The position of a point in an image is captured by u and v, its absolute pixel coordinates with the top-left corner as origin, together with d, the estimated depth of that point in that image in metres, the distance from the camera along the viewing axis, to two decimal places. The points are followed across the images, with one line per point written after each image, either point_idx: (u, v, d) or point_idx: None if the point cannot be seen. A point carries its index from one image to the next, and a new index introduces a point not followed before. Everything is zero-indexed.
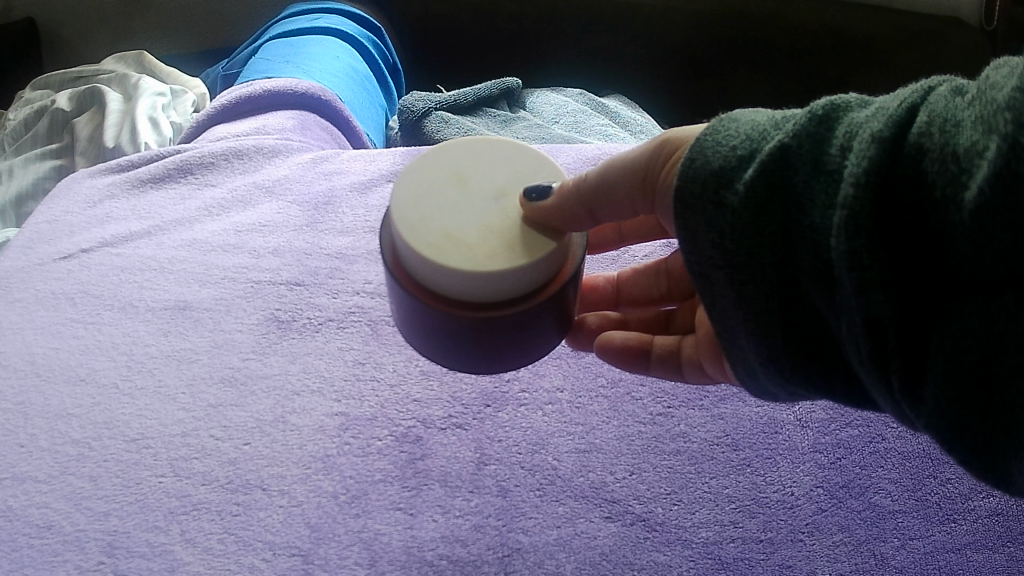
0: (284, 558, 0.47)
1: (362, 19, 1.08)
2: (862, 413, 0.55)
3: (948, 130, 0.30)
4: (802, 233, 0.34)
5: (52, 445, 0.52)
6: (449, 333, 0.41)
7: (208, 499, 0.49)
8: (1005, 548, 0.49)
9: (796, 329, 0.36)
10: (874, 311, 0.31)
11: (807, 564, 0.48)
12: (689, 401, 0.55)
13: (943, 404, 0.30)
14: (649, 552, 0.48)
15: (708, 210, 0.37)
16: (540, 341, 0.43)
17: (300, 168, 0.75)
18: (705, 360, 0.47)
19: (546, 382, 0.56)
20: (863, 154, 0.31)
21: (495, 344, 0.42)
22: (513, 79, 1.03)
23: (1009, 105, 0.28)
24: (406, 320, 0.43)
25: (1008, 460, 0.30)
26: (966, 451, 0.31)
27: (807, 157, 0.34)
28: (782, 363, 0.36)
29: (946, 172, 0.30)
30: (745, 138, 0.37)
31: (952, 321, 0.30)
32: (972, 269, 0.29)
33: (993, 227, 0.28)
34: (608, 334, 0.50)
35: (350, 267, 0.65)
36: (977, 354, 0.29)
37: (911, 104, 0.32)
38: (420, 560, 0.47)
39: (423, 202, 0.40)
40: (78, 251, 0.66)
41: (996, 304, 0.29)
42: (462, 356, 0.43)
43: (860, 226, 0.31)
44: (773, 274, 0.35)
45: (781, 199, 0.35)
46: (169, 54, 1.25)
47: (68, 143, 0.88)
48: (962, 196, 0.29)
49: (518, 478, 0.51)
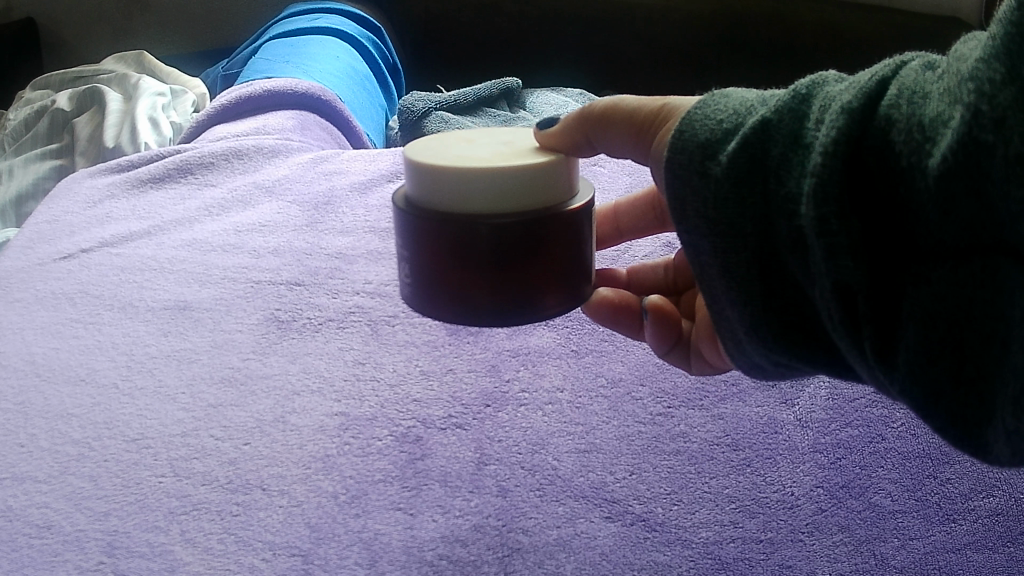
0: (284, 558, 0.45)
1: (363, 19, 1.08)
2: (862, 413, 0.56)
3: (916, 103, 0.30)
4: (778, 203, 0.33)
5: (52, 445, 0.52)
6: (447, 249, 0.38)
7: (208, 499, 0.48)
8: (1006, 548, 0.49)
9: (778, 299, 0.34)
10: (845, 276, 0.30)
11: (807, 564, 0.47)
12: (688, 401, 0.57)
13: (916, 369, 0.29)
14: (648, 552, 0.47)
15: (695, 180, 0.36)
16: (547, 283, 0.40)
17: (300, 168, 0.77)
18: (707, 349, 0.48)
19: (546, 382, 0.58)
20: (832, 123, 0.31)
21: (497, 275, 0.39)
22: (513, 79, 1.04)
23: (972, 75, 0.28)
24: (408, 265, 0.41)
25: (982, 426, 0.29)
26: (941, 417, 0.29)
27: (786, 130, 0.33)
28: (764, 332, 0.35)
29: (911, 142, 0.29)
30: (732, 112, 0.36)
31: (921, 287, 0.29)
32: (941, 235, 0.29)
33: (957, 193, 0.27)
34: (654, 301, 0.48)
35: (349, 267, 0.66)
36: (946, 320, 0.28)
37: (882, 77, 0.32)
38: (420, 560, 0.46)
39: (438, 143, 0.41)
40: (78, 251, 0.66)
41: (964, 270, 0.28)
42: (462, 297, 0.39)
43: (829, 193, 0.30)
44: (753, 243, 0.34)
45: (760, 170, 0.34)
46: (171, 56, 1.27)
47: (69, 143, 0.89)
48: (927, 163, 0.29)
49: (518, 478, 0.51)
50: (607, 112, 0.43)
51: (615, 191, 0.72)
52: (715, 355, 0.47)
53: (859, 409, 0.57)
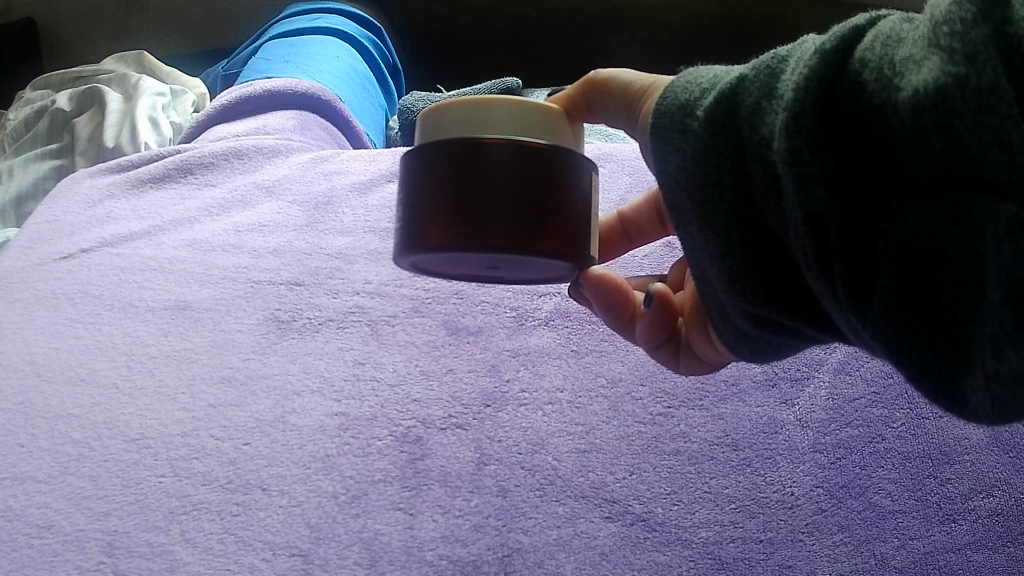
0: (284, 558, 0.47)
1: (362, 19, 1.08)
2: (862, 413, 0.55)
3: (890, 45, 0.28)
4: (754, 150, 0.31)
5: (52, 445, 0.52)
6: (446, 170, 0.37)
7: (209, 499, 0.49)
8: (1005, 548, 0.51)
9: (756, 250, 0.32)
10: (817, 209, 0.28)
11: (807, 564, 0.49)
12: (689, 401, 0.55)
13: (891, 311, 0.27)
14: (648, 552, 0.48)
15: (675, 137, 0.34)
16: (548, 215, 0.37)
17: (300, 168, 0.75)
18: (698, 338, 0.43)
19: (546, 381, 0.56)
20: (806, 65, 0.29)
21: (496, 194, 0.36)
22: (513, 79, 1.03)
23: (947, 19, 0.26)
24: (404, 207, 0.39)
25: (958, 377, 0.27)
26: (915, 365, 0.27)
27: (760, 85, 0.32)
28: (741, 286, 0.33)
29: (882, 79, 0.28)
30: (710, 76, 0.35)
31: (895, 224, 0.27)
32: (915, 170, 0.27)
33: (927, 126, 0.26)
34: (657, 291, 0.43)
35: (350, 267, 0.64)
36: (922, 258, 0.27)
37: (855, 27, 0.30)
38: (420, 560, 0.47)
39: None
40: (78, 251, 0.66)
41: (938, 205, 0.26)
42: (458, 218, 0.37)
43: (802, 125, 0.28)
44: (731, 195, 0.32)
45: (735, 122, 0.32)
46: (169, 54, 1.28)
47: (68, 143, 0.88)
48: (898, 98, 0.27)
49: (518, 478, 0.51)
50: (610, 78, 0.42)
51: (614, 191, 0.72)
52: (708, 354, 0.43)
53: (862, 406, 0.55)
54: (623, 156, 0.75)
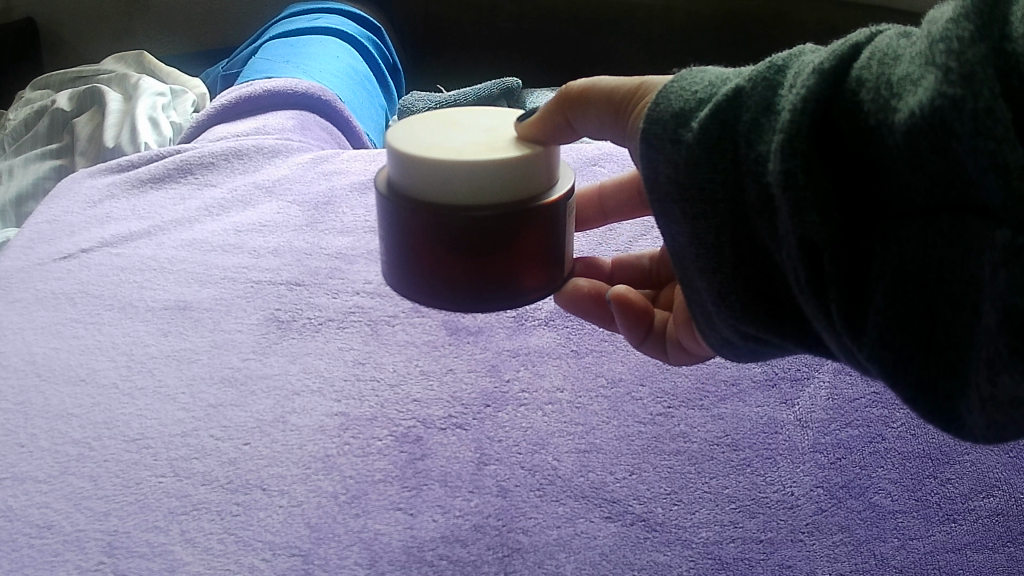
0: (284, 558, 0.46)
1: (363, 19, 1.08)
2: (862, 414, 0.56)
3: (887, 63, 0.29)
4: (748, 166, 0.31)
5: (52, 445, 0.52)
6: (430, 238, 0.39)
7: (209, 499, 0.49)
8: (1005, 548, 0.49)
9: (747, 266, 0.33)
10: (812, 233, 0.29)
11: (807, 564, 0.47)
12: (689, 401, 0.56)
13: (885, 334, 0.28)
14: (648, 552, 0.47)
15: (667, 147, 0.34)
16: (527, 269, 0.40)
17: (300, 168, 0.76)
18: (685, 337, 0.44)
19: (546, 382, 0.57)
20: (804, 84, 0.30)
21: (478, 260, 0.39)
22: (513, 79, 1.03)
23: (942, 37, 0.26)
24: (393, 253, 0.41)
25: (953, 399, 0.27)
26: (910, 386, 0.28)
27: (757, 98, 0.32)
28: (733, 301, 0.33)
29: (878, 99, 0.28)
30: (707, 83, 0.34)
31: (890, 247, 0.28)
32: (910, 193, 0.28)
33: (924, 149, 0.26)
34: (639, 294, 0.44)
35: (350, 267, 0.65)
36: (917, 281, 0.27)
37: (854, 44, 0.31)
38: (420, 560, 0.46)
39: (418, 130, 0.41)
40: (78, 251, 0.66)
41: (933, 228, 0.27)
42: (445, 281, 0.40)
43: (797, 148, 0.29)
44: (724, 209, 0.33)
45: (732, 137, 0.32)
46: (170, 56, 1.28)
47: (68, 143, 0.89)
48: (893, 120, 0.28)
49: (518, 478, 0.51)
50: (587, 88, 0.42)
51: None
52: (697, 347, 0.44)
53: (862, 407, 0.57)
54: (622, 156, 0.76)
